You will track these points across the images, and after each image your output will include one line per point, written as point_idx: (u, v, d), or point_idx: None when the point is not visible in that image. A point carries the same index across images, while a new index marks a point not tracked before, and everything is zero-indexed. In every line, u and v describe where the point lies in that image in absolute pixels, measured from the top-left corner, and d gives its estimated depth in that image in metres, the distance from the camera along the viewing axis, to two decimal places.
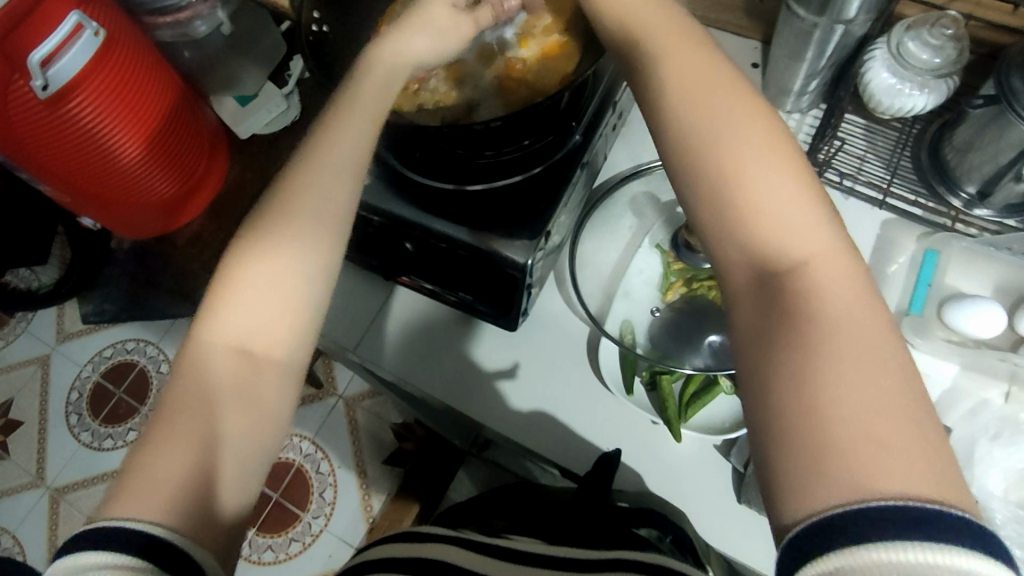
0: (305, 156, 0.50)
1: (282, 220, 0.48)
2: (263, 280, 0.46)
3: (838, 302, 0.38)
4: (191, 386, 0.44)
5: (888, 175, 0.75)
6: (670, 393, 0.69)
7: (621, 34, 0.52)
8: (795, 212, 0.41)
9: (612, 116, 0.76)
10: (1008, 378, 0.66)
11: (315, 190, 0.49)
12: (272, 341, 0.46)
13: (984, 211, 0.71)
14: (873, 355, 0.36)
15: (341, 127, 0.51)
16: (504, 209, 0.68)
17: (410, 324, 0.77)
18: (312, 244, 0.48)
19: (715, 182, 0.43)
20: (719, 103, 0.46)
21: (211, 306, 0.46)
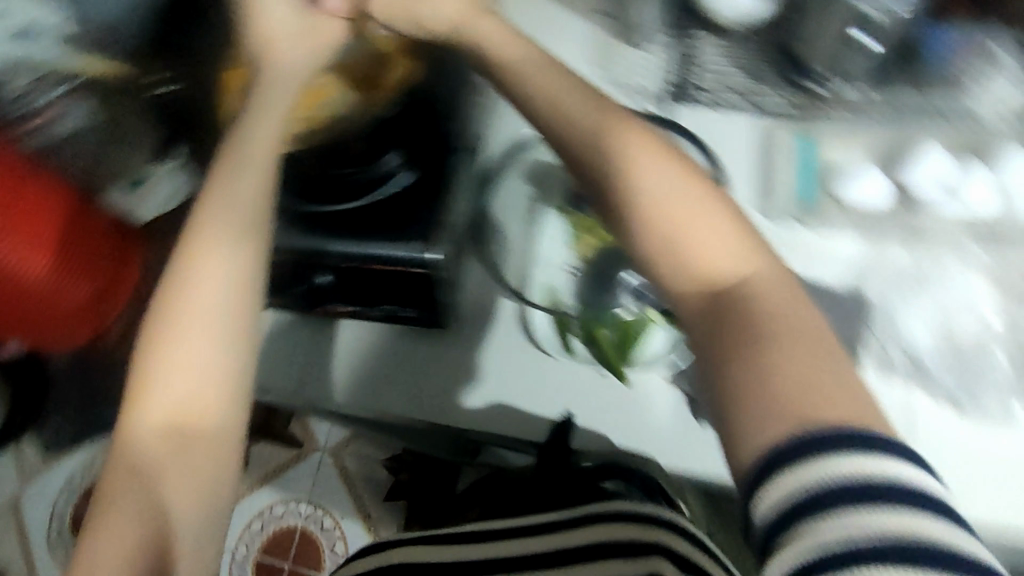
0: (197, 236, 0.52)
1: (191, 304, 0.50)
2: (179, 352, 0.49)
3: (758, 290, 0.43)
4: (127, 464, 0.47)
5: (751, 82, 0.77)
6: (607, 343, 0.70)
7: (497, 42, 0.59)
8: (727, 237, 0.45)
9: (476, 96, 0.76)
10: (906, 235, 0.69)
11: (211, 268, 0.51)
12: (200, 408, 0.48)
13: (849, 88, 0.75)
14: (794, 326, 0.41)
15: (222, 205, 0.53)
16: (398, 214, 0.68)
17: (342, 356, 0.76)
18: (223, 308, 0.50)
19: (624, 199, 0.48)
20: (631, 134, 0.51)
21: (135, 385, 0.49)
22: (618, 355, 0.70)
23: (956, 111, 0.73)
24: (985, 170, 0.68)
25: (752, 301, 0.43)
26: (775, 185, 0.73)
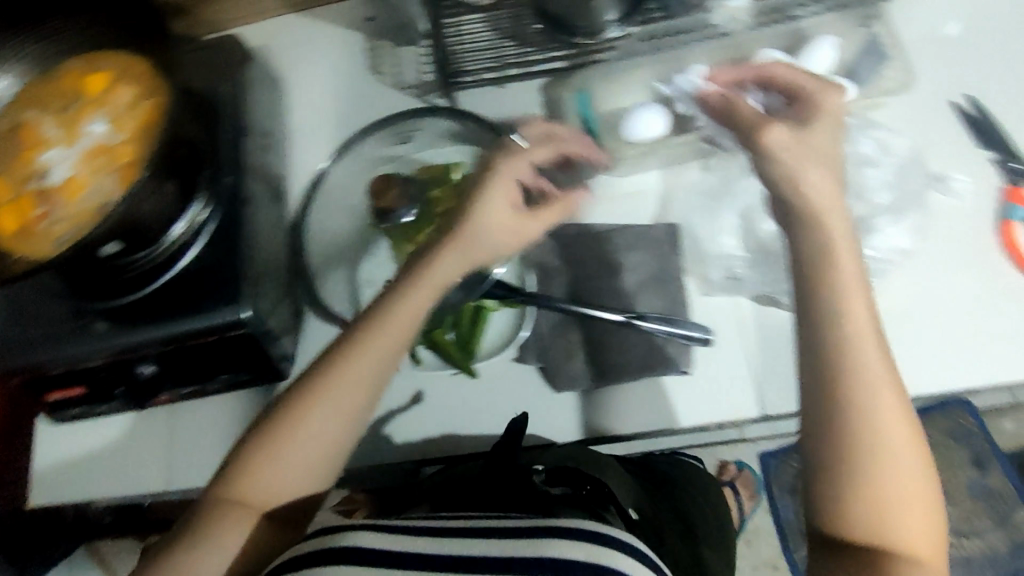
0: (347, 348, 0.59)
1: (307, 430, 0.57)
2: (288, 453, 0.57)
3: (914, 487, 0.48)
4: (209, 522, 0.56)
5: (519, 50, 0.77)
6: (448, 343, 0.68)
7: (495, 228, 0.62)
8: (874, 356, 0.50)
9: (251, 140, 0.74)
10: (697, 155, 0.73)
11: (332, 403, 0.58)
12: (280, 498, 0.57)
13: (613, 31, 0.74)
14: (921, 513, 0.48)
15: (383, 326, 0.59)
16: (197, 285, 0.66)
17: (204, 434, 0.74)
18: (336, 417, 0.58)
19: (841, 344, 0.51)
20: (829, 193, 0.55)
21: (259, 459, 0.57)
22: (462, 351, 0.69)
23: (706, 27, 0.73)
24: None
25: (898, 509, 0.48)
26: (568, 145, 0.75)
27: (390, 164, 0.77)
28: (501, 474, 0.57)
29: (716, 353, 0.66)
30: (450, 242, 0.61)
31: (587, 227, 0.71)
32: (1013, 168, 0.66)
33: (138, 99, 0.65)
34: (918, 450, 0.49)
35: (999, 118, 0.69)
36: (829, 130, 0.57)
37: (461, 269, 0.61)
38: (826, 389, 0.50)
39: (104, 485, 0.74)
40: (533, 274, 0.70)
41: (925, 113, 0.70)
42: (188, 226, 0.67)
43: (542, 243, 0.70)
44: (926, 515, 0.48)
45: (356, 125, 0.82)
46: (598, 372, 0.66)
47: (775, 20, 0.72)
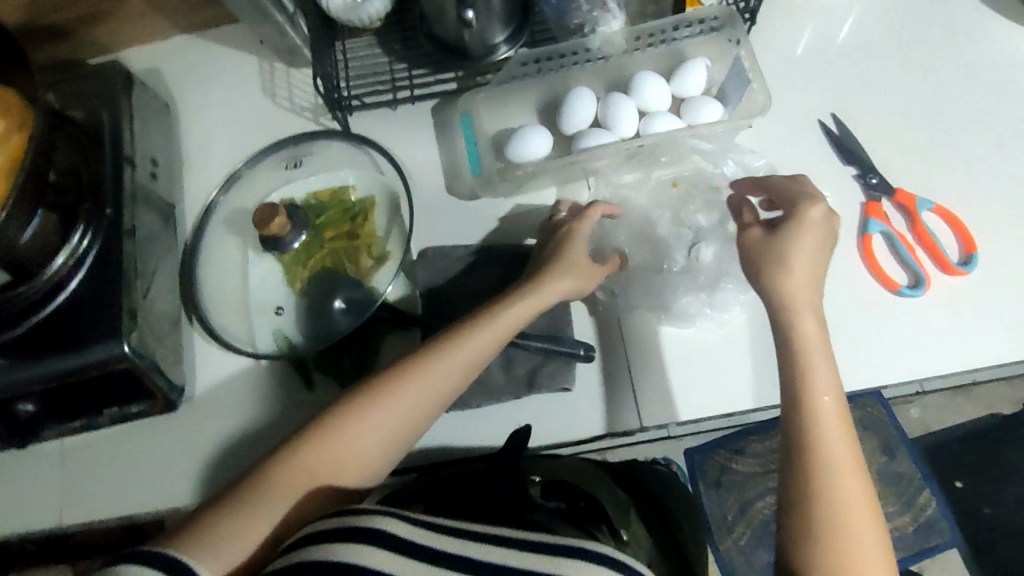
0: (452, 340, 0.59)
1: (390, 418, 0.57)
2: (363, 433, 0.56)
3: (867, 512, 0.50)
4: (271, 478, 0.54)
5: (409, 72, 0.79)
6: (340, 369, 0.70)
7: (562, 286, 0.64)
8: (832, 396, 0.54)
9: (138, 169, 0.73)
10: (584, 173, 0.75)
11: (427, 394, 0.58)
12: (347, 472, 0.55)
13: (502, 50, 0.76)
14: (875, 545, 0.49)
15: (484, 330, 0.60)
16: (79, 319, 0.65)
17: (93, 467, 0.72)
18: (417, 412, 0.58)
19: (799, 370, 0.55)
20: (804, 289, 0.58)
21: (341, 424, 0.56)
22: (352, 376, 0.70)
23: (586, 50, 0.75)
24: (625, 99, 0.72)
25: (855, 531, 0.49)
26: (457, 165, 0.77)
27: (283, 188, 0.78)
28: (501, 468, 0.56)
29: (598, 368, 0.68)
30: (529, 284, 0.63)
31: (473, 249, 0.73)
32: (870, 184, 0.70)
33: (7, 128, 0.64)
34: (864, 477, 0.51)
35: (858, 138, 0.73)
36: (811, 241, 0.59)
37: (487, 351, 0.60)
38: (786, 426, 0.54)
39: None
40: (421, 296, 0.72)
41: (791, 135, 0.74)
42: (68, 259, 0.66)
43: (430, 263, 0.72)
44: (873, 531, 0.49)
45: (250, 150, 0.81)
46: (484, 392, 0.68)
47: (651, 43, 0.75)
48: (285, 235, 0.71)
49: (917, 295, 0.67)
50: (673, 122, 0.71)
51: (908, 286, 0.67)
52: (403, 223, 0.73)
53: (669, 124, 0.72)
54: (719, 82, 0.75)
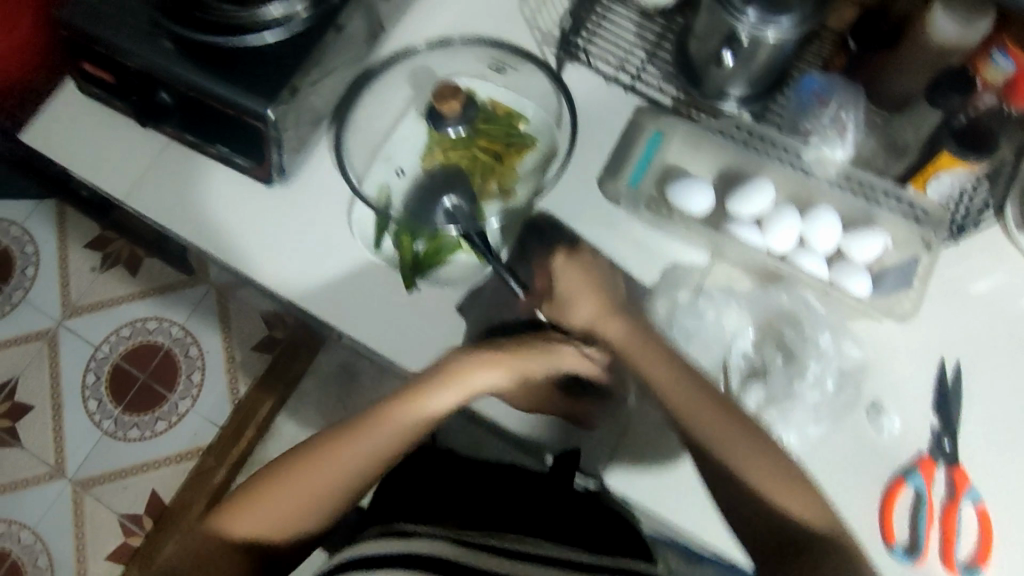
0: (324, 445, 0.65)
1: (293, 503, 0.63)
2: (326, 456, 0.64)
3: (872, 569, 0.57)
4: (257, 495, 0.63)
5: (641, 64, 0.80)
6: (409, 251, 0.73)
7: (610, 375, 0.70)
8: (700, 409, 0.63)
9: None
10: (712, 253, 0.75)
11: (324, 478, 0.64)
12: (323, 493, 0.64)
13: (728, 104, 0.76)
14: None
15: (386, 420, 0.66)
16: (253, 66, 0.70)
17: (179, 180, 0.79)
18: (379, 433, 0.65)
19: (719, 469, 0.62)
20: (615, 324, 0.69)
21: (303, 458, 0.64)
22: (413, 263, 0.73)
23: (797, 157, 0.74)
24: (795, 217, 0.72)
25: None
26: (621, 168, 0.78)
27: (475, 80, 0.81)
28: (557, 493, 0.70)
29: (602, 412, 0.70)
30: (527, 346, 0.68)
31: (579, 241, 0.75)
32: (941, 446, 0.69)
33: None
34: (756, 433, 0.62)
35: (962, 400, 0.70)
36: (579, 276, 0.72)
37: (496, 381, 0.68)
38: (704, 462, 0.62)
39: (79, 164, 0.80)
40: (512, 245, 0.75)
41: (909, 353, 0.71)
42: (280, 14, 0.70)
43: (540, 225, 0.75)
44: (789, 493, 0.59)
45: (471, 30, 0.84)
46: None
47: (855, 190, 0.73)
48: (451, 120, 0.74)
49: (905, 563, 0.66)
50: (817, 265, 0.71)
51: (901, 550, 0.66)
52: (543, 183, 0.76)
53: (813, 266, 0.71)
54: (884, 264, 0.72)
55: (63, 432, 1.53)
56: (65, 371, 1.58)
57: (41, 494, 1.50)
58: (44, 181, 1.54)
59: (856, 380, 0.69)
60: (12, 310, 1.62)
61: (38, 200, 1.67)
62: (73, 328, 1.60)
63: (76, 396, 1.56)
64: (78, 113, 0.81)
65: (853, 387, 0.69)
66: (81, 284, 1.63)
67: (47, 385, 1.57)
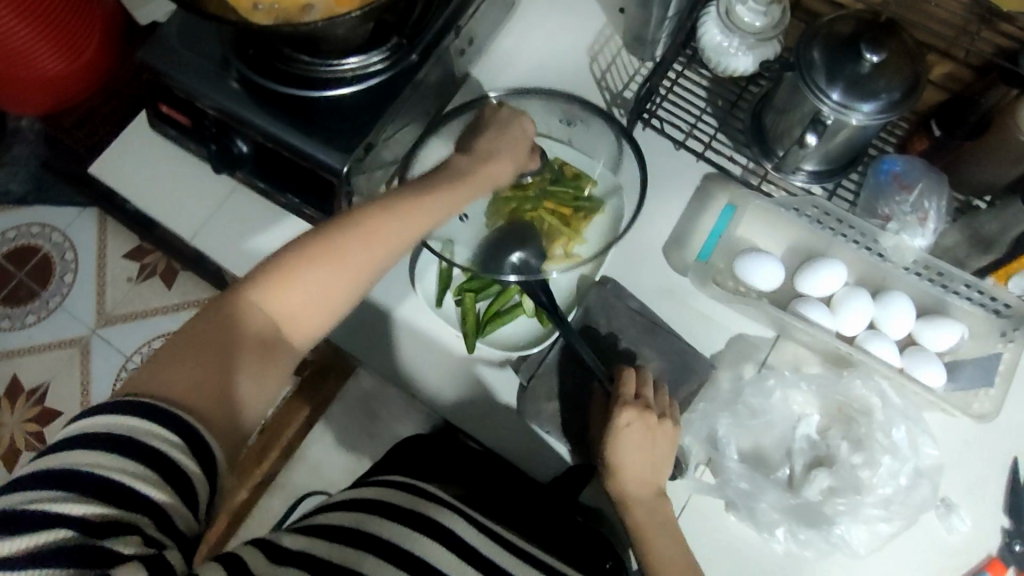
0: (364, 224, 0.55)
1: (324, 289, 0.52)
2: (327, 263, 0.52)
3: None
4: (218, 326, 0.48)
5: (713, 132, 0.79)
6: (473, 310, 0.72)
7: (658, 537, 0.61)
8: None
9: (456, 41, 0.77)
10: (779, 330, 0.73)
11: (309, 285, 0.52)
12: (303, 322, 0.52)
13: (799, 178, 0.76)
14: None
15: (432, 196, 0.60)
16: (329, 119, 0.70)
17: (246, 222, 0.79)
18: (377, 253, 0.55)
19: None
20: (644, 483, 0.62)
21: (270, 276, 0.51)
22: (476, 324, 0.72)
23: (874, 240, 0.72)
24: (868, 299, 0.71)
25: None
26: (687, 238, 0.77)
27: (543, 138, 0.80)
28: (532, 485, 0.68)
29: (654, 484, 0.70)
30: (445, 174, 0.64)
31: (645, 310, 0.74)
32: (1011, 547, 0.66)
33: None
34: None
35: None
36: (639, 445, 0.63)
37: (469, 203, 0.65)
38: None
39: (144, 198, 0.81)
40: (576, 313, 0.73)
41: (978, 448, 0.69)
42: (358, 68, 0.70)
43: (603, 292, 0.73)
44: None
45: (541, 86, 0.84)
46: (558, 425, 0.69)
47: (932, 279, 0.72)
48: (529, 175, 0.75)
49: None
50: (890, 352, 0.69)
51: None
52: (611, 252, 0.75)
53: (884, 351, 0.70)
54: (958, 355, 0.72)
55: None
56: (95, 379, 1.59)
57: None
58: (90, 192, 1.56)
59: (930, 480, 0.67)
60: (49, 316, 1.63)
61: (81, 208, 1.70)
62: (107, 337, 1.61)
63: None
64: (147, 148, 0.82)
65: (928, 486, 0.66)
66: (116, 293, 1.64)
67: (77, 392, 1.58)
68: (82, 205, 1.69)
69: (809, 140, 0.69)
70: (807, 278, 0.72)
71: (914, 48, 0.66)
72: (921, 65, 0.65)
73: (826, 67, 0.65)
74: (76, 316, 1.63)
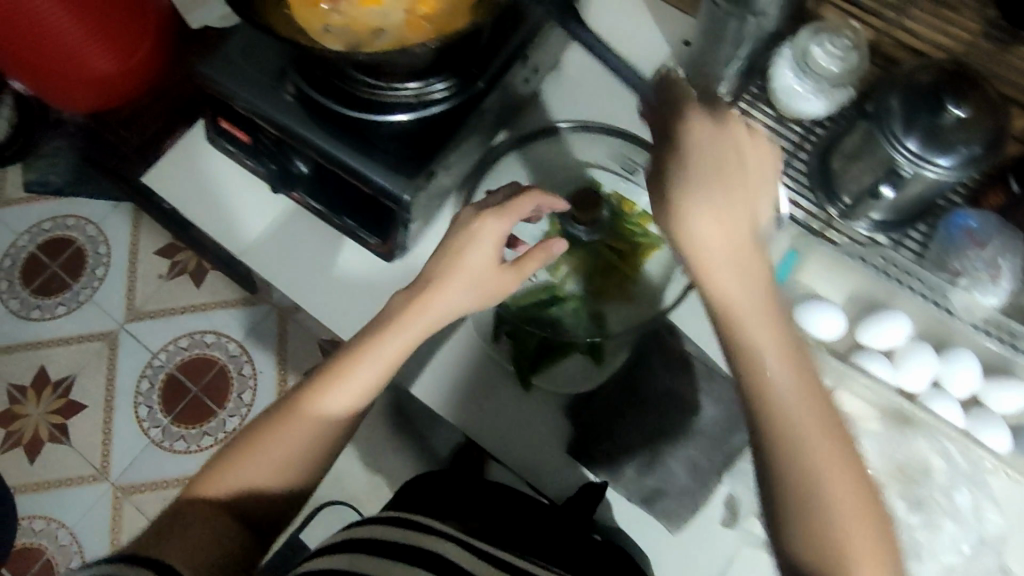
0: (362, 342, 0.62)
1: (323, 414, 0.60)
2: (350, 378, 0.60)
3: (866, 526, 0.48)
4: (231, 471, 0.58)
5: (777, 174, 0.77)
6: (526, 347, 0.72)
7: (753, 308, 0.50)
8: (848, 461, 0.48)
9: (521, 70, 0.76)
10: (835, 381, 0.70)
11: (307, 419, 0.59)
12: (309, 443, 0.59)
13: (860, 224, 0.73)
14: (835, 455, 0.48)
15: (414, 314, 0.63)
16: (393, 144, 0.70)
17: (299, 241, 0.80)
18: (376, 367, 0.61)
19: (799, 492, 0.48)
20: (765, 331, 0.50)
21: (286, 409, 0.60)
22: (530, 361, 0.72)
23: (942, 296, 0.71)
24: (932, 355, 0.69)
25: None
26: None
27: (601, 171, 0.79)
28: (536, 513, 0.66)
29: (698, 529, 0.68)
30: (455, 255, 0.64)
31: (700, 355, 0.72)
32: None
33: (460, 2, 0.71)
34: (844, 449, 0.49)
35: None
36: (733, 225, 0.51)
37: (470, 293, 0.64)
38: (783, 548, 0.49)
39: (197, 213, 0.80)
40: (628, 357, 0.73)
41: None
42: (422, 94, 0.70)
43: (660, 337, 0.73)
44: (883, 544, 0.48)
45: (601, 117, 0.83)
46: (607, 468, 0.69)
47: (1001, 338, 0.70)
48: (580, 228, 0.74)
49: None
50: (952, 412, 0.68)
51: None
52: (669, 294, 0.73)
53: (946, 410, 0.69)
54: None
55: (113, 435, 1.55)
56: (121, 375, 1.59)
57: (84, 493, 1.51)
58: (128, 188, 1.57)
59: (992, 548, 0.65)
60: (79, 308, 1.64)
61: (117, 203, 1.71)
62: (135, 334, 1.62)
63: (129, 401, 1.57)
64: (203, 162, 0.82)
65: (990, 556, 0.65)
66: (146, 289, 1.65)
67: (102, 388, 1.58)
68: (118, 200, 1.71)
69: (885, 191, 0.68)
70: (871, 330, 0.71)
71: (998, 100, 0.64)
72: (1005, 118, 0.63)
73: (903, 110, 0.63)
74: (104, 310, 1.64)
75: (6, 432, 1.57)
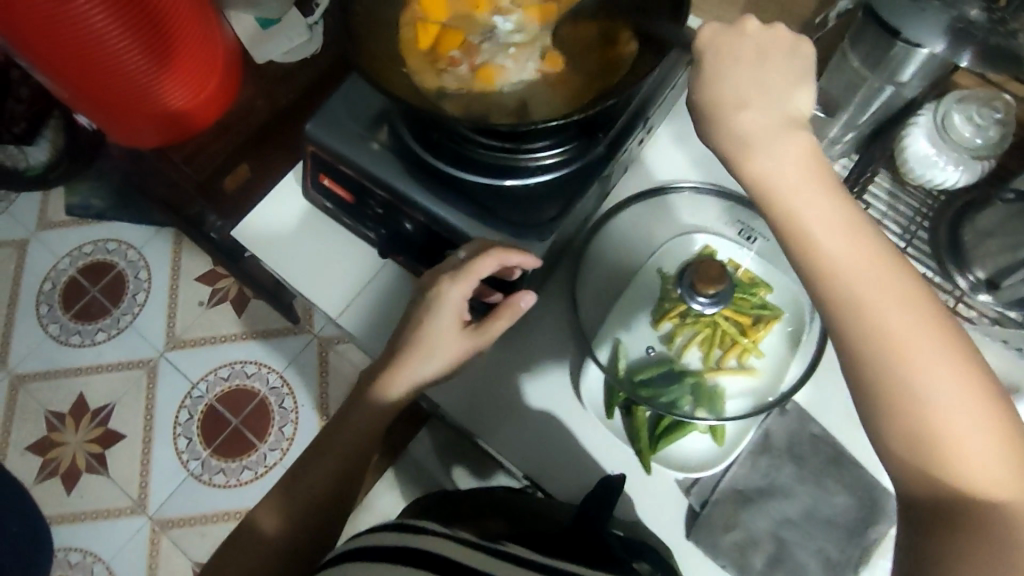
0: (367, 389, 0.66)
1: (335, 456, 0.65)
2: (355, 425, 0.66)
3: (988, 462, 0.41)
4: (268, 506, 0.66)
5: (901, 244, 0.73)
6: (644, 423, 0.68)
7: (825, 236, 0.45)
8: (942, 357, 0.42)
9: (637, 135, 0.75)
10: None
11: (324, 460, 0.66)
12: (331, 479, 0.66)
13: (988, 299, 0.69)
14: (955, 389, 0.41)
15: (405, 363, 0.64)
16: (513, 212, 0.68)
17: (398, 300, 0.77)
18: (379, 415, 0.66)
19: (913, 424, 0.42)
20: (851, 252, 0.44)
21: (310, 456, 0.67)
22: (649, 440, 0.68)
23: None
24: None
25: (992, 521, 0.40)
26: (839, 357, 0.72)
27: (713, 238, 0.75)
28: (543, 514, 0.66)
29: None
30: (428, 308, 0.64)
31: (828, 438, 0.68)
32: None
33: (587, 70, 0.70)
34: (962, 359, 0.42)
35: None
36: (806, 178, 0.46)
37: (455, 355, 0.65)
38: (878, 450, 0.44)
39: (290, 268, 0.77)
40: (756, 436, 0.68)
41: None
42: (543, 160, 0.68)
43: (786, 417, 0.69)
44: (1002, 433, 0.41)
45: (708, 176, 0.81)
46: (735, 560, 0.65)
47: None
48: (709, 293, 0.67)
49: None
50: None
51: None
52: (791, 369, 0.70)
53: None
54: None
55: (150, 469, 1.48)
56: (160, 405, 1.53)
57: (120, 528, 1.44)
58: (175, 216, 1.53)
59: None
60: (118, 334, 1.58)
61: (159, 228, 1.67)
62: (175, 361, 1.56)
63: (168, 433, 1.50)
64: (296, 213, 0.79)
65: None
66: (188, 317, 1.60)
67: (141, 416, 1.52)
68: (159, 224, 1.67)
69: None
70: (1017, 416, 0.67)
71: None
72: None
73: None
74: (144, 337, 1.58)
75: (43, 460, 1.49)
